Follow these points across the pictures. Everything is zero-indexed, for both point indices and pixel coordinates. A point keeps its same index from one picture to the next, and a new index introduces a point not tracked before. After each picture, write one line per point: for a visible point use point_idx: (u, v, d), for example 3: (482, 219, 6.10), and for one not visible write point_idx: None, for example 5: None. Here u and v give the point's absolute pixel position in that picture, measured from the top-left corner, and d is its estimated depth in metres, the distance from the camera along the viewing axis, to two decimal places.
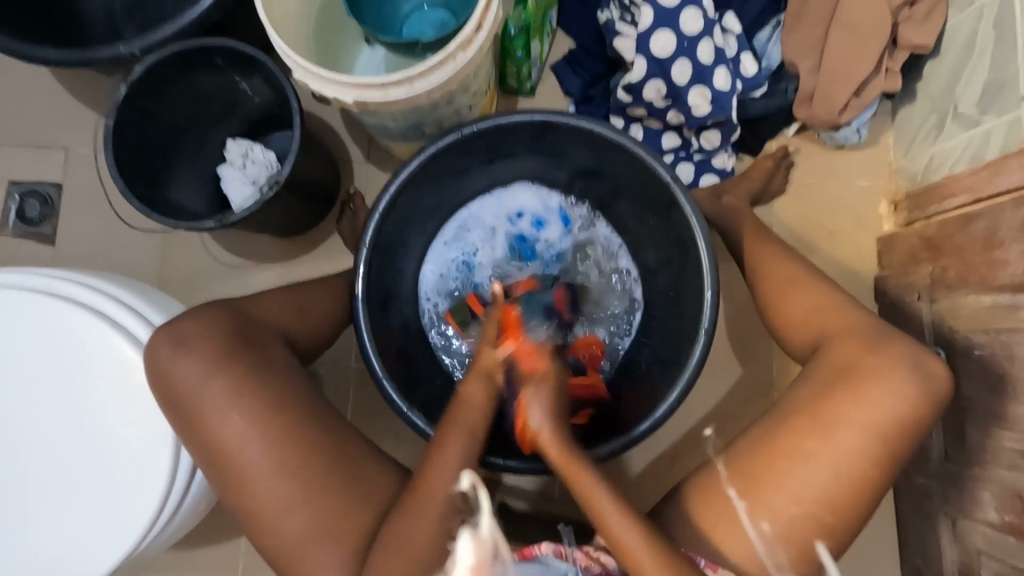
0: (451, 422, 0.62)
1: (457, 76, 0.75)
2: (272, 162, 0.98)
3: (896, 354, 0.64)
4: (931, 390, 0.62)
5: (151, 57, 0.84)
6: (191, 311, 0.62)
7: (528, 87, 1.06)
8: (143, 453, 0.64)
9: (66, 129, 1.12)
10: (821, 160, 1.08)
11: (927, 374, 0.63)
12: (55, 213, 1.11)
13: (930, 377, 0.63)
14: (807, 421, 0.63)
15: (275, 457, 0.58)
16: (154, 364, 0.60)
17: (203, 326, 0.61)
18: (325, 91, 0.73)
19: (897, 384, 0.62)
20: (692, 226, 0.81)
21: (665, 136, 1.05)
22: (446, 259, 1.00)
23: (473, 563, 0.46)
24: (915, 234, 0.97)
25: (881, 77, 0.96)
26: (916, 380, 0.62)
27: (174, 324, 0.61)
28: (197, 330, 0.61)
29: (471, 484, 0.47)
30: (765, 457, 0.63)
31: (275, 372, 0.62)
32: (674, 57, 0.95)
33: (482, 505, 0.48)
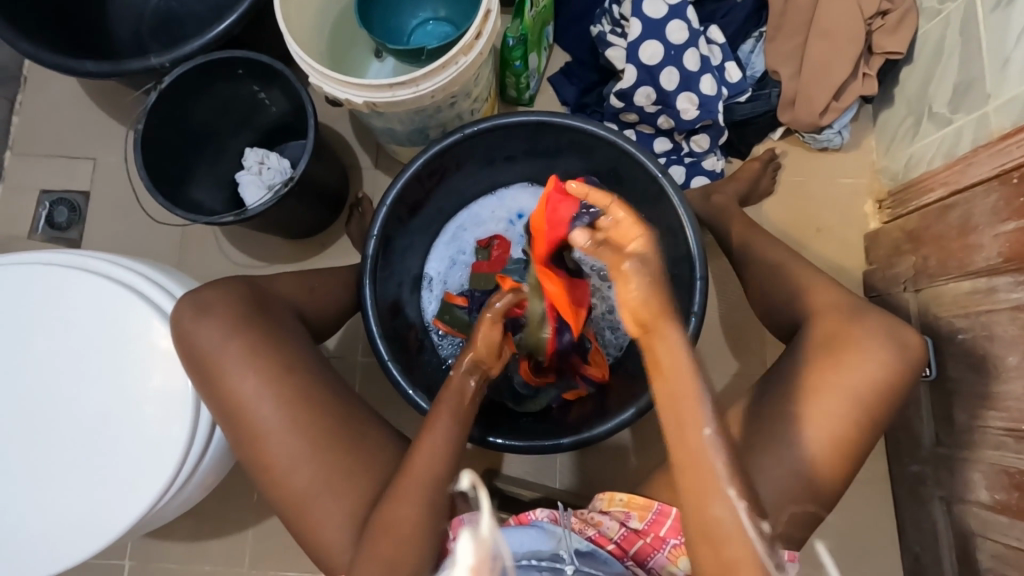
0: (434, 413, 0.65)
1: (458, 79, 0.81)
2: (285, 168, 1.04)
3: (871, 327, 0.67)
4: (906, 358, 0.65)
5: (180, 68, 0.92)
6: (213, 282, 0.67)
7: (526, 97, 1.13)
8: (162, 418, 0.68)
9: (96, 139, 1.20)
10: (807, 162, 1.13)
11: (902, 345, 0.66)
12: (81, 219, 1.18)
13: (906, 347, 0.66)
14: (792, 391, 0.66)
15: (288, 415, 0.62)
16: (179, 327, 0.65)
17: (225, 295, 0.66)
18: (337, 94, 0.79)
19: (875, 354, 0.65)
20: (681, 218, 0.86)
21: (657, 140, 1.11)
22: (446, 256, 1.07)
23: (472, 561, 0.52)
24: (897, 229, 1.01)
25: (858, 81, 1.02)
26: (892, 349, 0.65)
27: (199, 293, 0.66)
28: (220, 299, 0.66)
29: (472, 489, 0.53)
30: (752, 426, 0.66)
31: (286, 341, 0.66)
32: (662, 64, 1.01)
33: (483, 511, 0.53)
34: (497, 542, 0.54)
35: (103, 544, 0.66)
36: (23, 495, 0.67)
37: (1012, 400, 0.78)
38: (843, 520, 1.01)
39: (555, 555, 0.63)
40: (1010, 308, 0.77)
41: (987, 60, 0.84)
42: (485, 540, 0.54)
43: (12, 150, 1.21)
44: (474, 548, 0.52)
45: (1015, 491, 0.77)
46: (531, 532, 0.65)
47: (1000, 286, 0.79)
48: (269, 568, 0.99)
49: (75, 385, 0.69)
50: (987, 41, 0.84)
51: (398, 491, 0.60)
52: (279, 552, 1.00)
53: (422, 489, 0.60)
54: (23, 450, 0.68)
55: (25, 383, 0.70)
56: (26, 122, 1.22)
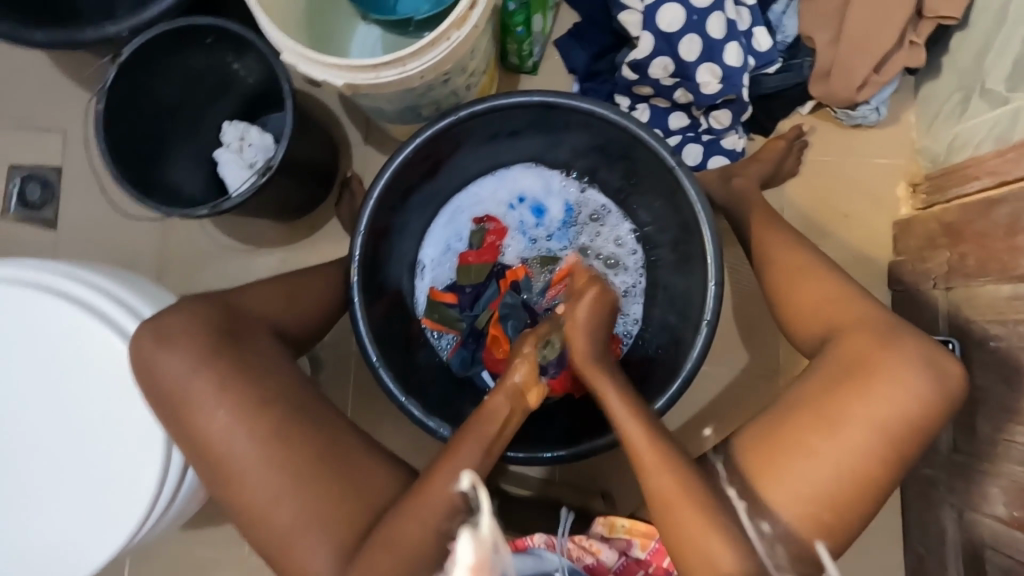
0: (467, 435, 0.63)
1: (450, 56, 0.72)
2: (269, 144, 0.96)
3: (904, 350, 0.62)
4: (943, 388, 0.60)
5: (141, 37, 0.82)
6: (175, 307, 0.61)
7: (530, 64, 1.02)
8: (137, 447, 0.65)
9: (63, 109, 1.11)
10: (836, 139, 1.03)
11: (940, 372, 0.61)
12: (56, 197, 1.11)
13: (944, 375, 0.61)
14: (813, 421, 0.60)
15: (263, 452, 0.58)
16: (139, 362, 0.59)
17: (187, 322, 0.60)
18: (314, 74, 0.70)
19: (914, 382, 0.60)
20: (696, 212, 0.80)
21: (673, 115, 1.00)
22: (443, 242, 1.00)
23: (472, 562, 0.47)
24: (933, 219, 0.93)
25: (903, 51, 0.90)
26: (929, 379, 0.60)
27: (159, 319, 0.60)
28: (182, 326, 0.60)
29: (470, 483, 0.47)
30: (765, 455, 0.61)
31: (261, 369, 0.61)
32: (683, 32, 0.90)
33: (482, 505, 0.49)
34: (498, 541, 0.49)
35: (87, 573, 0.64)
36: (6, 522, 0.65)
37: None
38: None
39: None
40: None
41: None
42: (485, 540, 0.49)
43: None
44: (472, 549, 0.47)
45: None
46: (525, 559, 0.64)
47: None
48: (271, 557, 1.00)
49: (42, 411, 0.65)
50: None
51: (405, 528, 0.56)
52: None
53: (418, 533, 0.56)
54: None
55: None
56: None
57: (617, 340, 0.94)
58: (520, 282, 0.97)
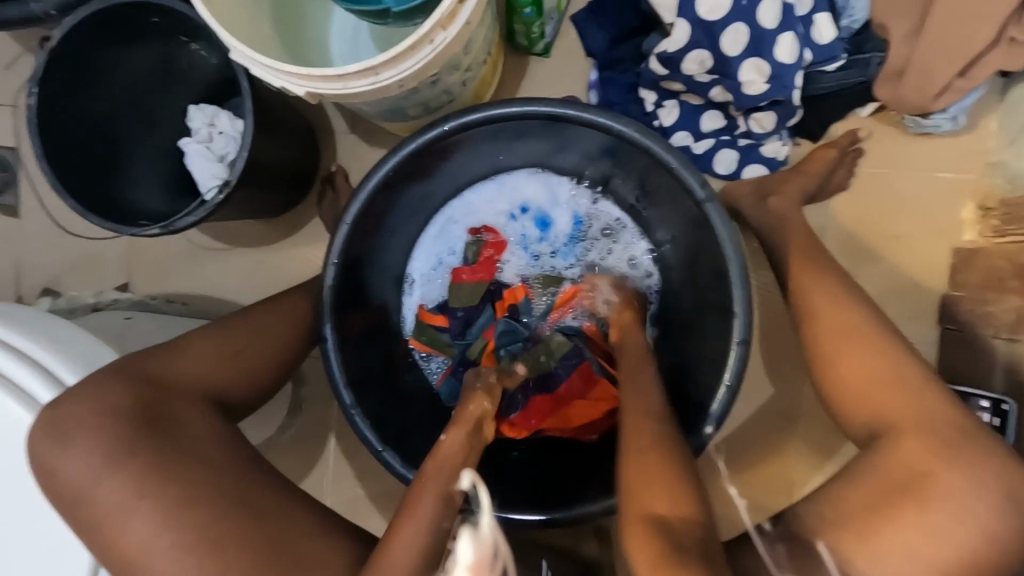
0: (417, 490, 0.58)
1: (435, 60, 0.58)
2: (240, 132, 0.82)
3: (975, 473, 0.52)
4: (1017, 524, 0.51)
5: (70, 19, 0.69)
6: (78, 388, 0.52)
7: (541, 46, 0.87)
8: (59, 534, 0.55)
9: (15, 80, 0.99)
10: (898, 148, 0.88)
11: (1010, 493, 0.51)
12: (16, 180, 1.02)
13: (1016, 499, 0.51)
14: (852, 547, 0.52)
15: (188, 568, 0.49)
16: (39, 462, 0.51)
17: (91, 409, 0.51)
18: (270, 82, 0.58)
19: (978, 509, 0.51)
20: (724, 254, 0.68)
21: (706, 114, 0.85)
22: (434, 255, 0.89)
23: (471, 562, 0.43)
24: (1005, 256, 0.79)
25: (999, 50, 0.73)
26: (1001, 512, 0.51)
27: (57, 407, 0.52)
28: (85, 415, 0.51)
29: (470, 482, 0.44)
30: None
31: (183, 460, 0.52)
32: (727, 20, 0.73)
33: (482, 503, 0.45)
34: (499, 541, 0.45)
35: None
36: None
37: None
38: None
39: None
40: None
41: None
42: (486, 540, 0.45)
43: None
44: (471, 548, 0.44)
45: None
46: None
47: None
48: None
49: None
50: None
51: None
52: None
53: None
54: None
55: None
56: None
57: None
58: (519, 305, 0.86)
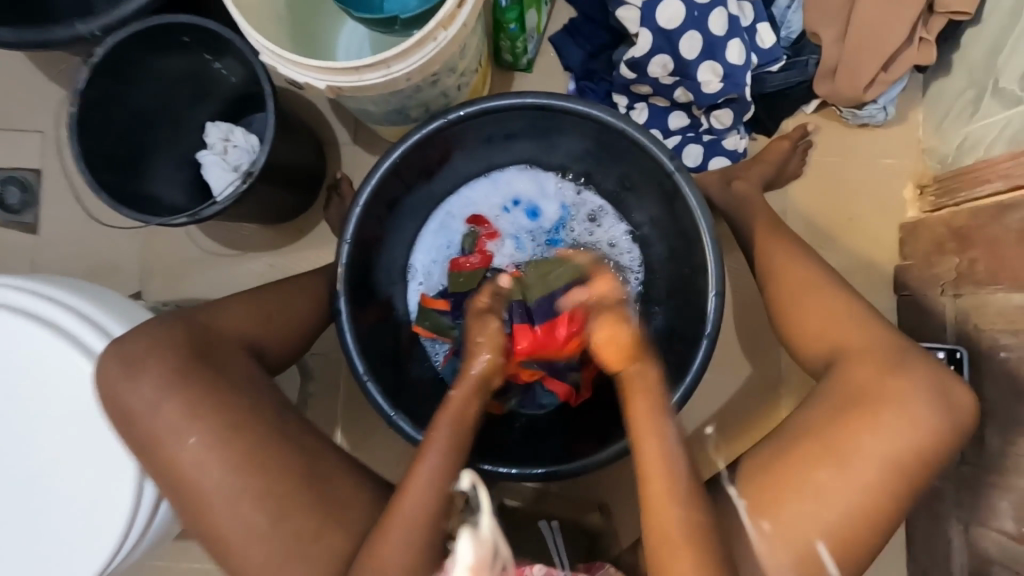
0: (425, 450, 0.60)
1: (438, 57, 0.68)
2: (254, 146, 0.93)
3: (914, 380, 0.59)
4: (953, 420, 0.58)
5: (113, 37, 0.78)
6: (143, 327, 0.58)
7: (524, 62, 0.98)
8: (114, 465, 0.63)
9: (42, 109, 1.08)
10: (842, 140, 1.00)
11: (948, 401, 0.58)
12: (36, 200, 1.08)
13: (953, 405, 0.58)
14: (815, 450, 0.58)
15: (237, 483, 0.55)
16: (107, 389, 0.57)
17: (156, 343, 0.57)
18: (294, 77, 0.67)
19: (920, 416, 0.57)
20: (695, 219, 0.76)
21: (672, 115, 0.97)
22: (435, 247, 0.97)
23: (472, 562, 0.49)
24: (942, 223, 0.90)
25: (912, 48, 0.87)
26: (938, 411, 0.57)
27: (124, 342, 0.57)
28: (149, 349, 0.57)
29: (469, 484, 0.50)
30: (771, 488, 0.58)
31: (236, 391, 0.57)
32: (683, 29, 0.86)
33: (482, 506, 0.52)
34: (497, 542, 0.52)
35: None
36: None
37: None
38: None
39: None
40: None
41: None
42: (485, 541, 0.51)
43: None
44: (473, 548, 0.50)
45: None
46: None
47: None
48: None
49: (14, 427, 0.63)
50: None
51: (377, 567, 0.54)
52: None
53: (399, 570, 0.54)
54: None
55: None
56: None
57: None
58: None
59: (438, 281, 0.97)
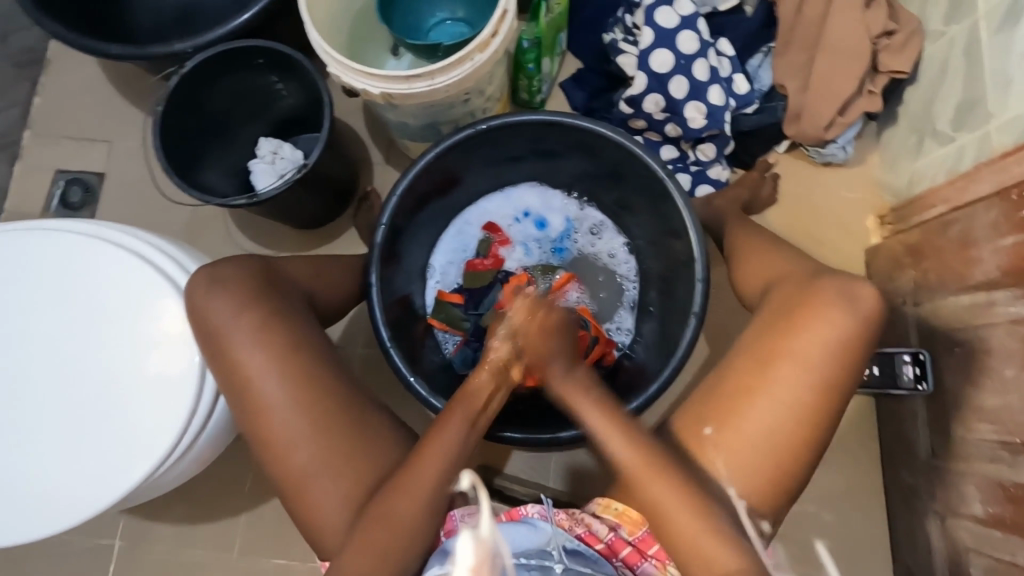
0: (455, 405, 0.70)
1: (474, 75, 0.84)
2: (298, 159, 1.06)
3: (823, 291, 0.69)
4: (862, 314, 0.68)
5: (202, 55, 0.94)
6: (230, 258, 0.70)
7: (538, 100, 1.15)
8: (167, 386, 0.69)
9: (113, 122, 1.23)
10: (811, 176, 1.15)
11: (855, 301, 0.68)
12: (95, 200, 1.20)
13: (857, 301, 0.68)
14: (751, 366, 0.69)
15: (297, 395, 0.65)
16: (192, 299, 0.68)
17: (243, 271, 0.69)
18: (355, 83, 0.82)
19: (837, 318, 0.67)
20: (684, 219, 0.88)
21: (664, 147, 1.13)
22: (453, 250, 1.09)
23: (472, 562, 0.50)
24: (899, 243, 1.03)
25: (863, 98, 1.04)
26: (845, 306, 0.68)
27: (215, 266, 0.69)
28: (236, 274, 0.69)
29: (469, 484, 0.51)
30: (726, 400, 0.68)
31: (297, 320, 0.69)
32: (671, 73, 1.03)
33: (482, 507, 0.52)
34: (497, 540, 0.52)
35: (103, 506, 0.67)
36: (33, 450, 0.69)
37: (1009, 413, 0.78)
38: (833, 533, 1.02)
39: (543, 552, 0.65)
40: (1008, 322, 0.78)
41: (989, 81, 0.87)
42: (485, 541, 0.52)
43: (30, 130, 1.23)
44: (473, 548, 0.51)
45: (1010, 504, 0.77)
46: (521, 528, 0.67)
47: (998, 300, 0.80)
48: (261, 554, 1.01)
49: (82, 348, 0.71)
50: (991, 58, 0.86)
51: (404, 494, 0.63)
52: (269, 538, 1.02)
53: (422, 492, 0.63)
54: (34, 408, 0.70)
55: (38, 345, 0.71)
56: (46, 103, 1.24)
57: (611, 346, 1.01)
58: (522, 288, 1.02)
59: (452, 280, 1.08)
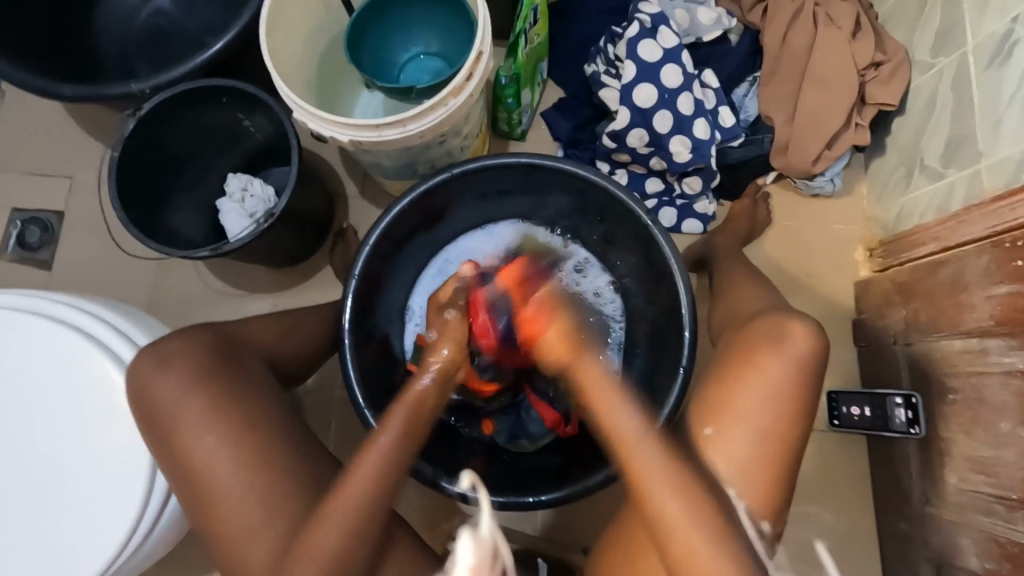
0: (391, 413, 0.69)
1: (448, 119, 0.80)
2: (269, 196, 1.01)
3: (764, 327, 0.70)
4: (814, 346, 0.68)
5: (161, 95, 0.89)
6: (179, 333, 0.70)
7: (519, 132, 1.12)
8: (120, 478, 0.70)
9: (72, 157, 1.17)
10: (799, 207, 1.13)
11: (783, 340, 0.68)
12: (55, 239, 1.15)
13: (787, 341, 0.67)
14: (714, 406, 0.67)
15: (245, 481, 0.64)
16: (139, 381, 0.67)
17: (190, 345, 0.68)
18: (321, 131, 0.77)
19: (772, 365, 0.67)
20: (670, 265, 0.85)
21: (649, 180, 1.09)
22: (433, 290, 1.04)
23: (472, 562, 0.50)
24: (888, 279, 1.00)
25: (850, 131, 1.02)
26: (798, 340, 0.67)
27: (160, 343, 0.68)
28: (184, 348, 0.68)
29: (470, 482, 0.53)
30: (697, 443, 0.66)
31: (252, 396, 0.68)
32: (655, 107, 1.00)
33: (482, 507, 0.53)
34: (497, 543, 0.52)
35: None
36: None
37: (1004, 467, 0.76)
38: None
39: None
40: (1002, 373, 0.76)
41: (977, 120, 0.84)
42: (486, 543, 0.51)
43: None
44: (473, 548, 0.50)
45: (1006, 561, 0.75)
46: None
47: (991, 349, 0.78)
48: None
49: (38, 439, 0.71)
50: (980, 96, 0.84)
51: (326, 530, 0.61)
52: None
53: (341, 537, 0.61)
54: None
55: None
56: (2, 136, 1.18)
57: None
58: None
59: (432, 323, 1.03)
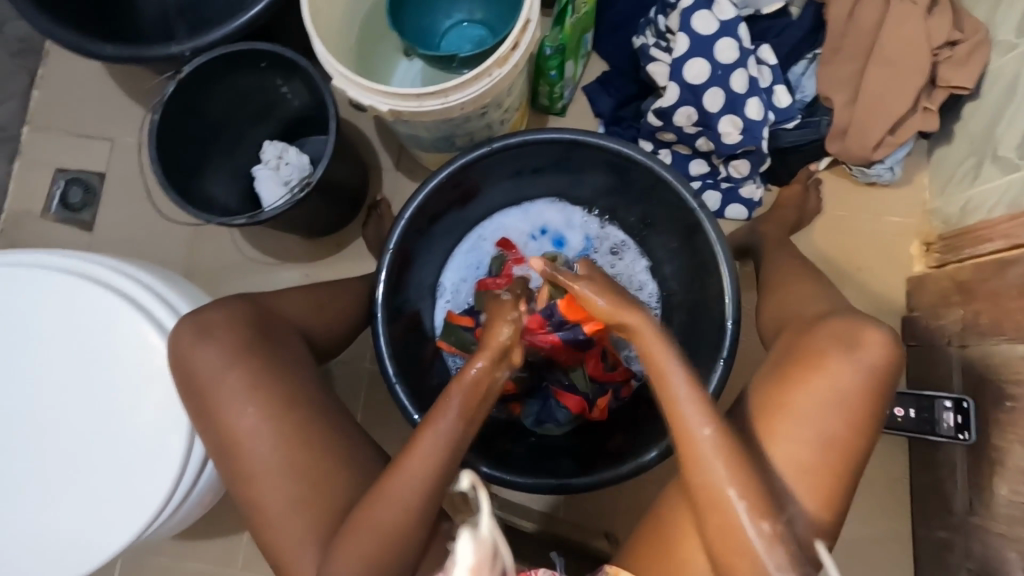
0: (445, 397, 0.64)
1: (491, 91, 0.77)
2: (304, 164, 1.00)
3: (828, 332, 0.65)
4: (884, 357, 0.63)
5: (201, 58, 0.88)
6: (216, 304, 0.70)
7: (559, 106, 1.08)
8: (161, 440, 0.72)
9: (113, 119, 1.18)
10: (852, 196, 1.07)
11: (854, 347, 0.63)
12: (96, 201, 1.16)
13: (859, 349, 0.63)
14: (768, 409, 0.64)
15: (281, 454, 0.64)
16: (179, 353, 0.68)
17: (228, 318, 0.69)
18: (361, 99, 0.75)
19: (840, 371, 0.63)
20: (715, 252, 0.81)
21: (694, 162, 1.05)
22: (464, 266, 1.03)
23: (472, 564, 0.46)
24: (946, 276, 0.95)
25: (917, 115, 0.95)
26: (866, 350, 0.63)
27: (200, 316, 0.69)
28: (223, 320, 0.69)
29: (470, 483, 0.48)
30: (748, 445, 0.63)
31: (288, 371, 0.68)
32: (707, 85, 0.95)
33: (483, 505, 0.48)
34: (497, 543, 0.48)
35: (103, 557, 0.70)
36: (37, 498, 0.72)
37: None
38: None
39: None
40: None
41: None
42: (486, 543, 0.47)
43: (29, 125, 1.18)
44: (473, 549, 0.46)
45: None
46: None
47: None
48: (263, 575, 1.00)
49: (82, 398, 0.73)
50: None
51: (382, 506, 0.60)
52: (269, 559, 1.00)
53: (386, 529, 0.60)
54: (36, 456, 0.73)
55: (40, 391, 0.73)
56: (46, 96, 1.19)
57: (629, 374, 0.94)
58: None
59: (463, 300, 1.02)
